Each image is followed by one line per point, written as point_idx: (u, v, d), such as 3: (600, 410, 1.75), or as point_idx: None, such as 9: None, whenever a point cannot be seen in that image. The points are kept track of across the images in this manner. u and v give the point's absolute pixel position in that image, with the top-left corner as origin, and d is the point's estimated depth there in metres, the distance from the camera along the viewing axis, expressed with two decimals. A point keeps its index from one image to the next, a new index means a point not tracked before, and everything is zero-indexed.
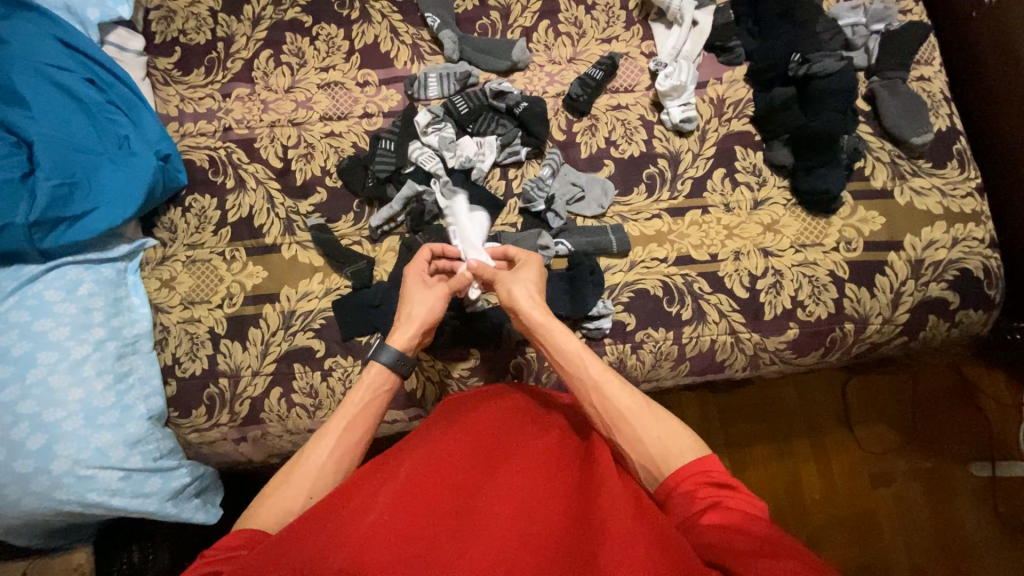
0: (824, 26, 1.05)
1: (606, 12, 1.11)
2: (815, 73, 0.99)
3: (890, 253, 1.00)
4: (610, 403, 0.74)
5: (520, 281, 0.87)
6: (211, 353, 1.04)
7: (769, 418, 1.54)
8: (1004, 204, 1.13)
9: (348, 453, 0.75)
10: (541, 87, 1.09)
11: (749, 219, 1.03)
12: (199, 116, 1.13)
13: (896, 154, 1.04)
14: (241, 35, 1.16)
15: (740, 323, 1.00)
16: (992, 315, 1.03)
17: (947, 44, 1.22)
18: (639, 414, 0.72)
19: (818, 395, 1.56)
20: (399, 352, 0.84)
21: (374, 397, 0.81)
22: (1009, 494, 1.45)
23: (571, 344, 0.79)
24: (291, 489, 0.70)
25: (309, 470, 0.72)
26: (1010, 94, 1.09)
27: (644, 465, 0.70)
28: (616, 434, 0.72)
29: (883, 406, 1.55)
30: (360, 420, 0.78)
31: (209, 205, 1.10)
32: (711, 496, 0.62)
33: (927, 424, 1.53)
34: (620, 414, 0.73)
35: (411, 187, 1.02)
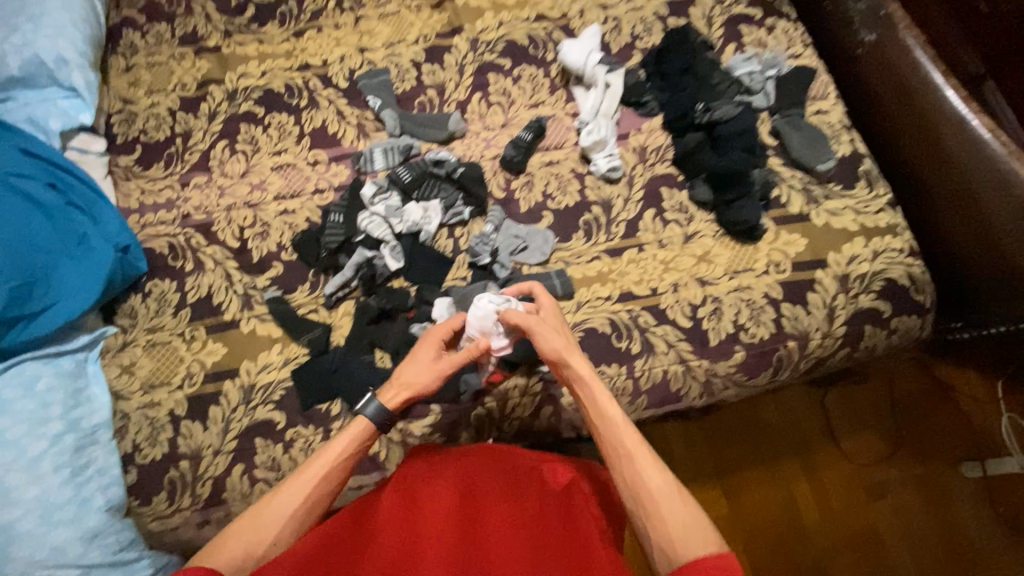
0: (720, 76, 1.14)
1: (531, 81, 1.24)
2: (718, 119, 1.10)
3: (816, 271, 1.06)
4: (638, 476, 0.75)
5: (553, 336, 0.89)
6: (171, 436, 1.04)
7: (755, 441, 1.54)
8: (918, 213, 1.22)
9: (316, 504, 0.78)
10: (479, 152, 1.18)
11: (682, 252, 1.09)
12: (159, 206, 1.20)
13: (807, 181, 1.12)
14: (198, 130, 1.25)
15: (689, 351, 1.04)
16: (926, 319, 1.08)
17: (844, 75, 1.34)
18: (665, 492, 0.73)
19: (798, 412, 1.56)
20: (386, 408, 0.86)
21: (358, 440, 0.83)
22: (1005, 492, 1.45)
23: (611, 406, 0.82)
24: (259, 531, 0.73)
25: (275, 518, 0.74)
26: (902, 112, 1.20)
27: (662, 548, 0.69)
28: (642, 508, 0.73)
29: (863, 416, 1.55)
30: (339, 465, 0.80)
31: (168, 288, 1.13)
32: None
33: (911, 430, 1.53)
34: (647, 488, 0.73)
35: (361, 255, 1.06)
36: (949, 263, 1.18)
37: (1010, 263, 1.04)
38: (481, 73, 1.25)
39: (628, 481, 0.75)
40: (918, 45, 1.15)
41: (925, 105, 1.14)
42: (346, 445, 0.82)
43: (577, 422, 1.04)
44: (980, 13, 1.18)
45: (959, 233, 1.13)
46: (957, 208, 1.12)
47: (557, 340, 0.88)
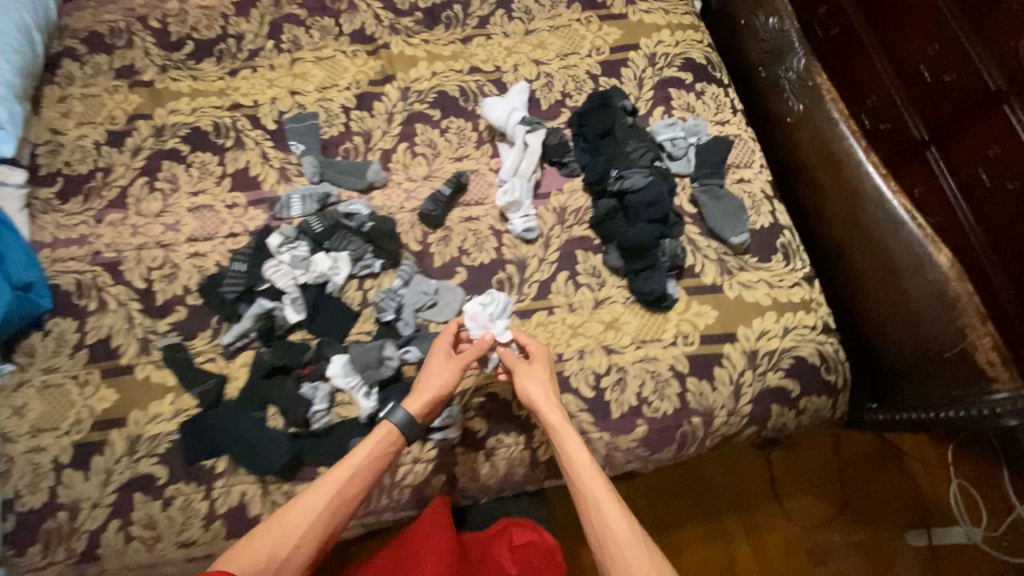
0: (636, 144, 1.13)
1: (458, 134, 1.23)
2: (628, 188, 1.08)
3: (725, 344, 1.05)
4: (606, 526, 0.80)
5: (532, 379, 0.94)
6: (51, 485, 0.98)
7: (697, 496, 1.48)
8: (840, 289, 1.18)
9: (335, 511, 0.83)
10: (398, 203, 1.17)
11: (591, 318, 1.07)
12: (71, 241, 1.17)
13: (722, 251, 1.11)
14: (121, 165, 1.24)
15: (590, 423, 1.01)
16: (835, 398, 1.07)
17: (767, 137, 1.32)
18: (632, 543, 0.78)
19: (744, 467, 1.52)
20: (411, 414, 0.91)
21: (381, 446, 0.89)
22: (949, 562, 1.42)
23: (580, 453, 0.87)
24: (284, 531, 0.80)
25: (300, 520, 0.81)
26: (830, 178, 1.14)
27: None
28: (605, 551, 0.79)
29: (810, 472, 1.51)
30: (355, 475, 0.86)
31: (68, 327, 1.10)
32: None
33: (859, 490, 1.49)
34: (614, 538, 0.79)
35: (260, 305, 1.04)
36: (866, 344, 1.15)
37: (926, 351, 1.01)
38: (409, 123, 1.25)
39: (593, 524, 0.81)
40: (843, 119, 1.12)
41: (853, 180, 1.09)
42: (372, 450, 0.88)
43: (471, 491, 1.00)
44: (925, 83, 1.21)
45: (880, 314, 1.09)
46: (879, 289, 1.08)
47: (538, 382, 0.94)
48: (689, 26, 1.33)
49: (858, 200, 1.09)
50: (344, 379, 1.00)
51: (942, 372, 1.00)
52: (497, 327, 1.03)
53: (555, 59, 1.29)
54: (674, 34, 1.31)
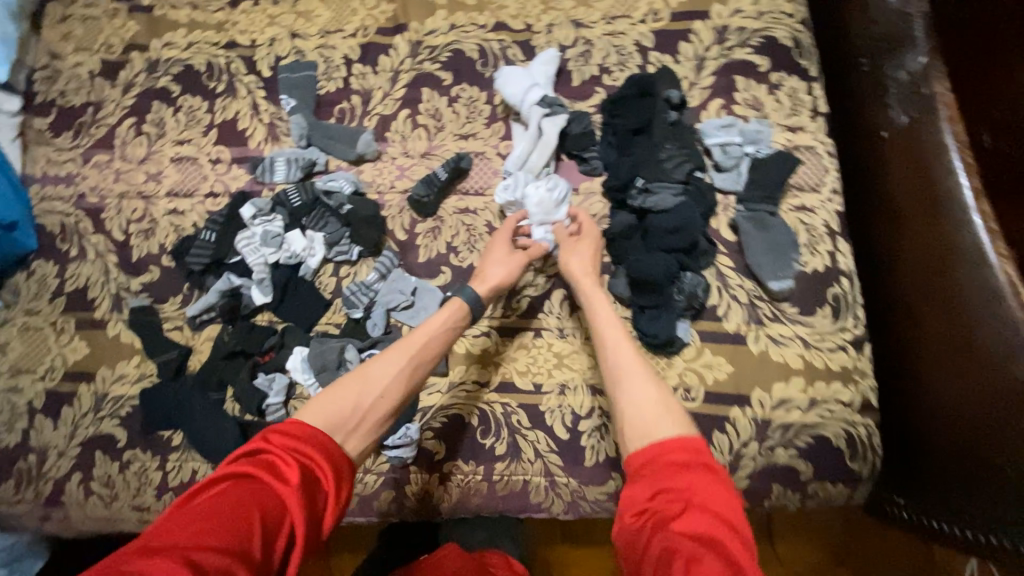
0: (671, 152, 0.91)
1: (469, 105, 1.05)
2: (650, 207, 0.89)
3: (733, 408, 0.88)
4: (620, 365, 0.77)
5: (575, 252, 0.89)
6: (25, 427, 1.02)
7: None
8: (900, 354, 0.92)
9: (416, 369, 0.78)
10: (388, 182, 1.04)
11: (581, 349, 0.93)
12: (59, 180, 1.13)
13: (756, 294, 0.91)
14: (111, 101, 1.15)
15: (558, 466, 0.91)
16: (854, 489, 0.89)
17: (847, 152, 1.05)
18: (647, 378, 0.74)
19: None
20: (479, 296, 0.86)
21: (451, 321, 0.84)
22: None
23: (606, 312, 0.83)
24: (366, 383, 0.74)
25: (381, 376, 0.75)
26: (911, 217, 0.88)
27: (632, 423, 0.70)
28: (618, 387, 0.75)
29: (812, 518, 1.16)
30: (433, 338, 0.81)
31: (50, 272, 1.09)
32: (687, 461, 0.62)
33: (864, 552, 1.14)
34: (624, 376, 0.76)
35: (227, 281, 0.97)
36: (912, 426, 0.90)
37: (976, 452, 0.78)
38: (415, 86, 1.07)
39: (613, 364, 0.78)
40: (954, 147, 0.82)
41: (950, 227, 0.80)
42: (442, 327, 0.82)
43: (420, 513, 0.94)
44: None
45: (939, 402, 0.83)
46: (947, 373, 0.82)
47: (584, 255, 0.89)
48: None
49: (949, 256, 0.80)
50: (302, 376, 0.93)
51: (992, 500, 0.76)
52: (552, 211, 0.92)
53: (600, 22, 1.05)
54: (757, 3, 1.04)
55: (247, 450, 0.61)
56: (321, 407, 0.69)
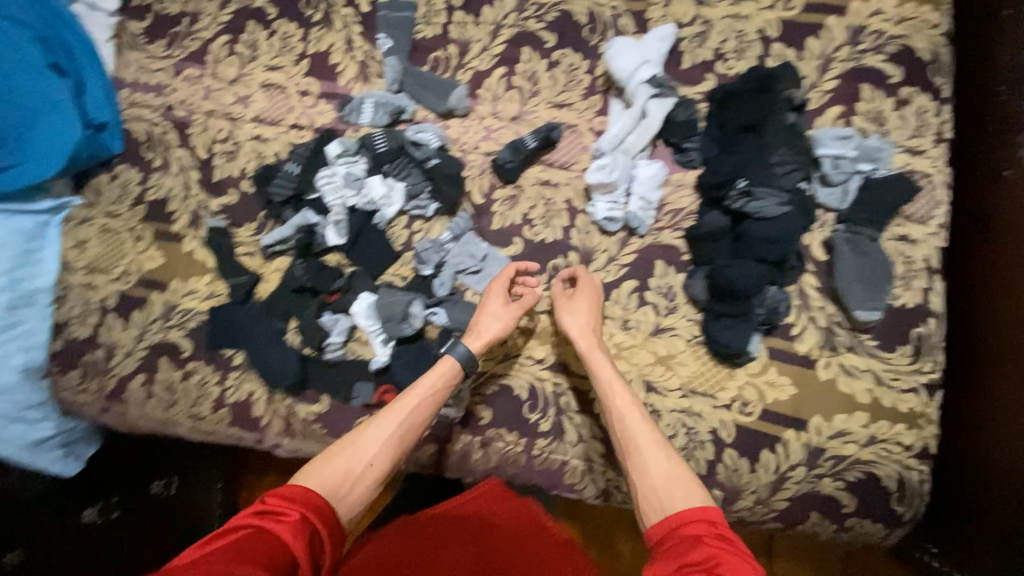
0: (783, 157, 0.85)
1: (568, 73, 1.00)
2: (750, 213, 0.84)
3: (787, 430, 0.87)
4: (628, 432, 0.78)
5: (569, 310, 0.89)
6: (95, 322, 1.07)
7: None
8: (971, 366, 0.89)
9: (406, 434, 0.81)
10: (473, 141, 1.01)
11: (643, 344, 0.92)
12: (149, 88, 1.14)
13: (837, 320, 0.88)
14: (206, 15, 1.14)
15: (598, 452, 0.92)
16: (892, 531, 0.88)
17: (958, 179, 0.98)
18: (657, 447, 0.76)
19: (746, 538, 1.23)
20: (471, 351, 0.87)
21: (440, 382, 0.85)
22: None
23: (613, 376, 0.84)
24: (356, 454, 0.76)
25: (369, 450, 0.77)
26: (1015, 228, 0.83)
27: (649, 497, 0.71)
28: (630, 456, 0.77)
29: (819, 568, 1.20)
30: (423, 404, 0.83)
31: (133, 179, 1.11)
32: (700, 534, 0.64)
33: None
34: (637, 444, 0.77)
35: (304, 217, 0.98)
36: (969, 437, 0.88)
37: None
38: (515, 45, 1.03)
39: (621, 430, 0.79)
40: None
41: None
42: (431, 388, 0.84)
43: (457, 470, 0.97)
44: None
45: (1002, 407, 0.81)
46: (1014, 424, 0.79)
47: (581, 313, 0.88)
48: None
49: None
50: (364, 320, 0.96)
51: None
52: (645, 185, 0.91)
53: (724, 2, 0.98)
54: (901, 6, 0.95)
55: (249, 511, 0.66)
56: (321, 482, 0.73)
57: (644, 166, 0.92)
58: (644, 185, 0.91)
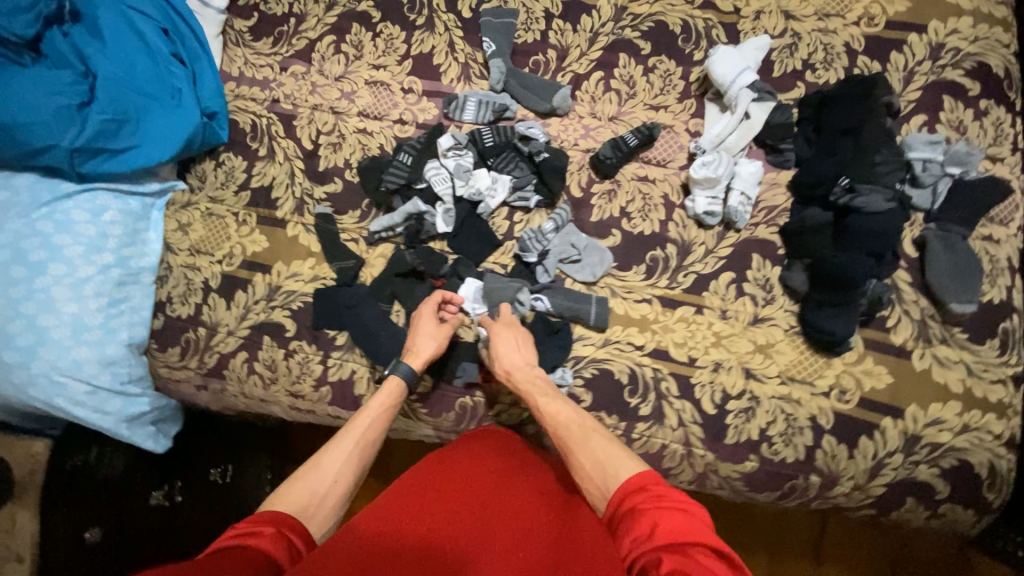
0: (886, 156, 0.91)
1: (664, 78, 1.07)
2: (856, 207, 0.90)
3: (885, 417, 0.90)
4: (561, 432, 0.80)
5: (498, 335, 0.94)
6: (199, 302, 1.09)
7: (730, 523, 1.34)
8: None
9: (362, 452, 0.82)
10: (573, 138, 1.06)
11: (742, 333, 0.96)
12: (255, 82, 1.18)
13: (929, 314, 0.92)
14: (312, 16, 1.19)
15: (698, 437, 0.94)
16: (983, 520, 0.90)
17: None
18: (592, 437, 0.77)
19: (791, 521, 1.33)
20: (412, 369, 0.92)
21: (387, 401, 0.89)
22: None
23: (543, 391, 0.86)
24: (320, 476, 0.75)
25: (331, 470, 0.77)
26: None
27: (596, 492, 0.71)
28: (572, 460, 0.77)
29: (856, 553, 1.31)
30: (377, 419, 0.86)
31: (238, 166, 1.15)
32: (639, 502, 0.64)
33: None
34: (575, 445, 0.77)
35: (415, 205, 1.02)
36: None
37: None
38: (612, 51, 1.09)
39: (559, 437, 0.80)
40: None
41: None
42: (381, 404, 0.88)
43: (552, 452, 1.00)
44: None
45: None
46: None
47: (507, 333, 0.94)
48: (998, 21, 1.02)
49: None
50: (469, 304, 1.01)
51: None
52: (743, 185, 0.97)
53: (812, 18, 1.05)
54: (976, 27, 1.02)
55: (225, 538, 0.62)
56: (291, 504, 0.70)
57: (744, 168, 0.98)
58: (743, 187, 0.97)
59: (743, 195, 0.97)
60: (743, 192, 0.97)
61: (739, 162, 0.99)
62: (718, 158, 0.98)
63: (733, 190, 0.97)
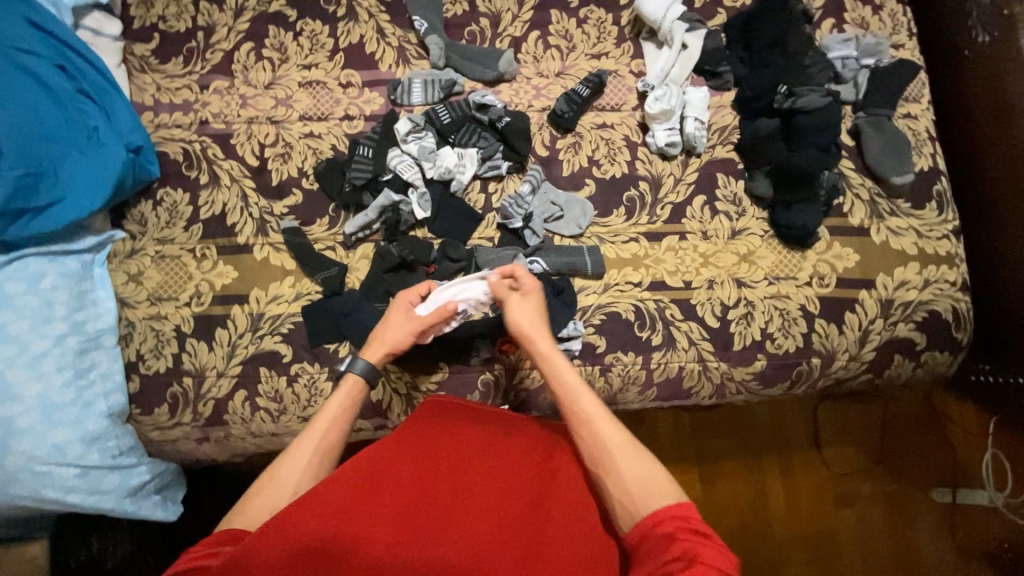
0: (813, 58, 1.02)
1: (598, 27, 1.09)
2: (800, 108, 0.99)
3: (861, 290, 1.00)
4: (596, 436, 0.73)
5: (521, 313, 0.90)
6: (176, 352, 1.01)
7: (739, 434, 1.42)
8: (971, 211, 1.09)
9: (327, 455, 0.77)
10: (526, 100, 1.07)
11: (725, 248, 1.02)
12: (175, 107, 1.09)
13: (876, 192, 1.03)
14: (222, 26, 1.11)
15: (710, 352, 0.99)
16: (955, 357, 1.02)
17: (932, 68, 1.16)
18: (629, 451, 0.71)
19: (789, 415, 1.44)
20: (369, 363, 0.88)
21: (347, 399, 0.84)
22: (968, 522, 1.36)
23: (573, 376, 0.82)
24: (277, 491, 0.71)
25: (288, 484, 0.72)
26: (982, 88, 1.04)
27: (621, 501, 0.68)
28: (602, 469, 0.71)
29: (851, 429, 1.44)
30: (333, 420, 0.80)
31: (181, 200, 1.06)
32: (675, 531, 0.62)
33: (893, 446, 1.42)
34: (609, 452, 0.71)
35: (388, 197, 1.00)
36: (986, 264, 1.06)
37: None
38: (543, 9, 1.10)
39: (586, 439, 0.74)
40: None
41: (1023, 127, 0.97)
42: (341, 404, 0.83)
43: None
44: None
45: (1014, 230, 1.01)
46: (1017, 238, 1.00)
47: (529, 318, 0.89)
48: None
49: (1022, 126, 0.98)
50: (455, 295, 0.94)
51: None
52: (695, 111, 1.03)
53: None
54: None
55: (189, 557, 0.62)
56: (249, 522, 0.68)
57: (694, 96, 1.03)
58: (698, 114, 1.03)
59: (699, 120, 1.02)
60: (697, 118, 1.02)
61: (687, 92, 1.04)
62: (668, 92, 1.02)
63: (688, 117, 1.02)
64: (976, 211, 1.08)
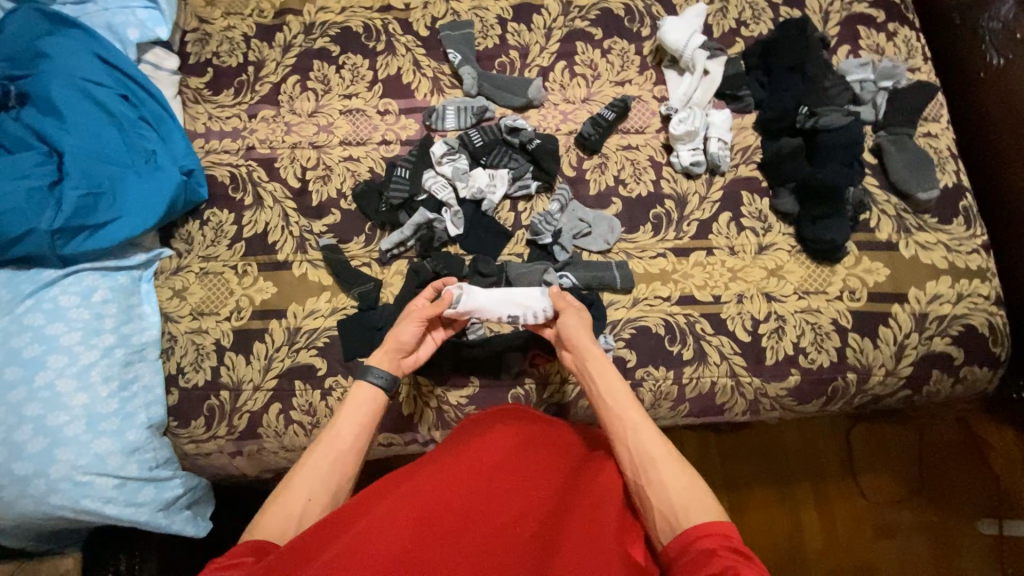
0: (833, 80, 1.09)
1: (621, 56, 1.16)
2: (823, 126, 1.03)
3: (894, 304, 1.00)
4: (637, 446, 0.71)
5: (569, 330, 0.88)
6: (215, 365, 1.03)
7: (770, 460, 1.38)
8: (999, 226, 1.09)
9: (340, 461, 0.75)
10: (554, 125, 1.13)
11: (753, 263, 1.03)
12: (225, 134, 1.16)
13: (902, 208, 1.05)
14: (271, 61, 1.20)
15: (742, 366, 0.99)
16: (996, 373, 1.00)
17: (947, 90, 1.19)
18: (667, 461, 0.69)
19: (820, 438, 1.40)
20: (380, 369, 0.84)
21: (360, 406, 0.81)
22: (1018, 555, 1.29)
23: (615, 385, 0.79)
24: (290, 502, 0.70)
25: (302, 495, 0.70)
26: (999, 108, 1.07)
27: (662, 513, 0.65)
28: (643, 479, 0.68)
29: (887, 454, 1.39)
30: (344, 426, 0.78)
31: (226, 220, 1.12)
32: (715, 548, 0.59)
33: (933, 473, 1.37)
34: (650, 462, 0.69)
35: (422, 215, 1.04)
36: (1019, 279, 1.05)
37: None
38: (569, 41, 1.17)
39: (627, 450, 0.72)
40: None
41: None
42: (352, 410, 0.80)
43: None
44: None
45: None
46: None
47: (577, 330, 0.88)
48: None
49: None
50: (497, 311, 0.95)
51: None
52: (718, 132, 1.07)
53: None
54: None
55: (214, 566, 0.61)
56: (269, 532, 0.67)
57: (715, 118, 1.08)
58: (719, 134, 1.07)
59: (721, 140, 1.06)
60: (720, 138, 1.06)
61: (708, 114, 1.09)
62: (690, 113, 1.07)
63: (711, 138, 1.07)
64: (1004, 226, 1.08)
